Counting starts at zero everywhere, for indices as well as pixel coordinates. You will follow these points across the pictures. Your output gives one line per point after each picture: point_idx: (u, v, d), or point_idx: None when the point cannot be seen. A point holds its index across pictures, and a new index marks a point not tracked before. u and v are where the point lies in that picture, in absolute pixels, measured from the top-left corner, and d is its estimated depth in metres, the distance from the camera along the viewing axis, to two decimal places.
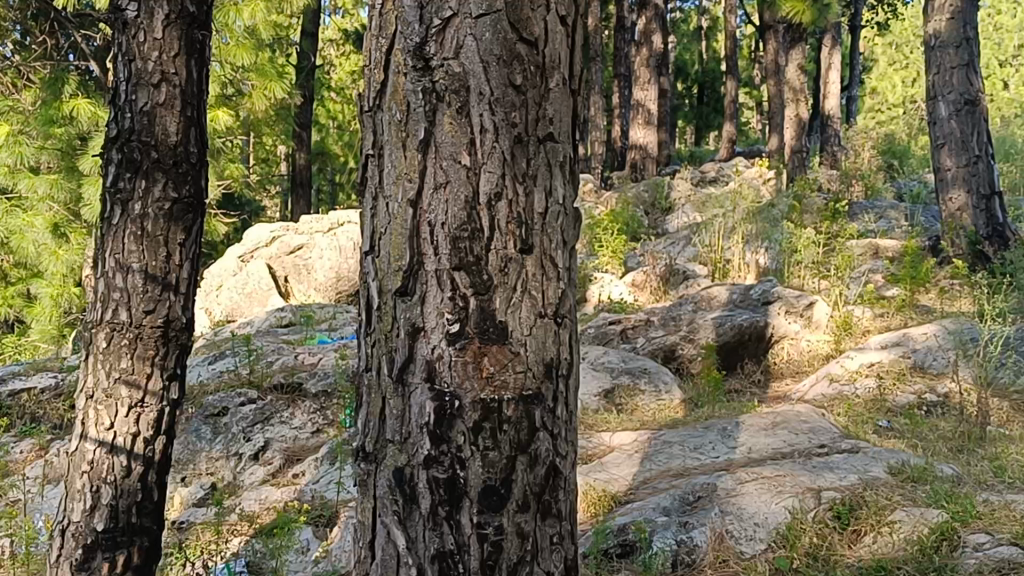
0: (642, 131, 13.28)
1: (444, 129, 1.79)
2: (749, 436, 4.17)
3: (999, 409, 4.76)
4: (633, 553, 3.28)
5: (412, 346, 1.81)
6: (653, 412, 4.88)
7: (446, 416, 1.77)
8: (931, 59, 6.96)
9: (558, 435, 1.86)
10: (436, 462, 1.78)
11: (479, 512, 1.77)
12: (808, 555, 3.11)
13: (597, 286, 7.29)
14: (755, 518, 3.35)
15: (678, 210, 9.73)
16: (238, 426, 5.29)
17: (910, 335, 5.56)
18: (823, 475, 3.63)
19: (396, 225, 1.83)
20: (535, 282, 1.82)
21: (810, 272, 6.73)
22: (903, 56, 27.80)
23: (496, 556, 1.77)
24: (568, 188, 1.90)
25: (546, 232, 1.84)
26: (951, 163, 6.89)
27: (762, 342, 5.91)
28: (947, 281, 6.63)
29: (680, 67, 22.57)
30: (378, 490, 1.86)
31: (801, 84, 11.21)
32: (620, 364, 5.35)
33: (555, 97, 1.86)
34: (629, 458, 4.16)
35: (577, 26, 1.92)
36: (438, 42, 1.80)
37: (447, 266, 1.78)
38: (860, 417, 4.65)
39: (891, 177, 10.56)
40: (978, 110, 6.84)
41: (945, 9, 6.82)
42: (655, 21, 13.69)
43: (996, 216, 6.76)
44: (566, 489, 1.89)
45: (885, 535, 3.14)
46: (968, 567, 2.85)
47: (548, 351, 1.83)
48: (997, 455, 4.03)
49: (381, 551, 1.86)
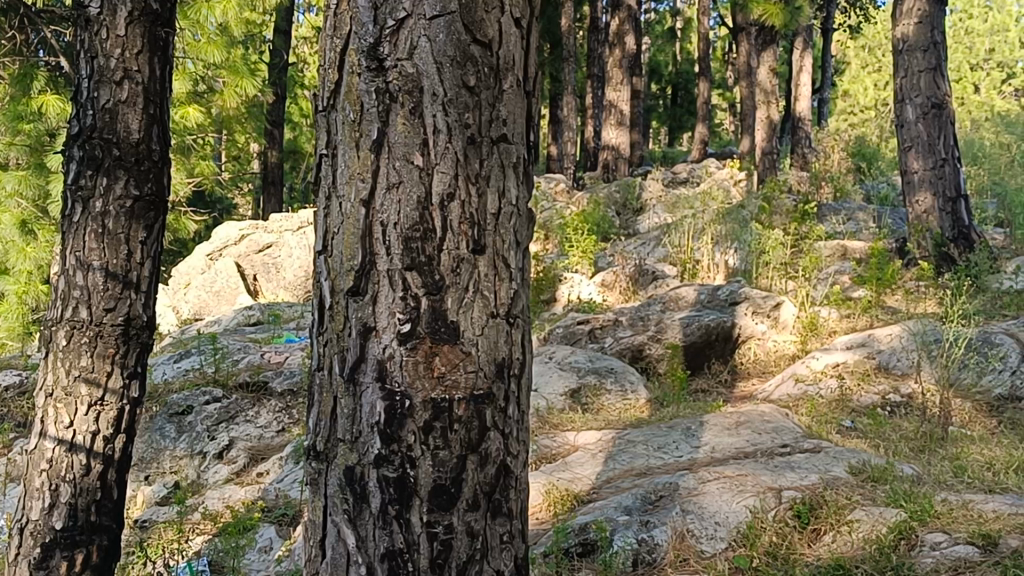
0: (615, 132, 13.31)
1: (397, 129, 1.80)
2: (712, 436, 4.19)
3: (962, 410, 4.81)
4: (594, 552, 3.28)
5: (363, 345, 1.82)
6: (618, 412, 4.90)
7: (396, 415, 1.78)
8: (898, 62, 7.02)
9: (509, 435, 1.87)
10: (387, 462, 1.79)
11: (428, 511, 1.78)
12: (768, 554, 3.13)
13: (566, 286, 7.28)
14: (715, 517, 3.36)
15: (650, 210, 9.76)
16: (203, 424, 5.27)
17: (875, 335, 5.60)
18: (784, 475, 3.66)
19: (349, 225, 1.84)
20: (487, 283, 1.83)
21: (778, 273, 6.76)
22: (875, 59, 28.02)
23: (445, 555, 1.79)
24: (522, 189, 1.91)
25: (498, 232, 1.84)
26: (918, 166, 6.95)
27: (728, 342, 5.97)
28: (912, 282, 6.69)
29: (655, 68, 22.63)
30: (328, 489, 1.87)
31: (772, 86, 11.28)
32: (586, 364, 5.36)
33: (509, 97, 1.87)
34: (592, 458, 4.18)
35: (532, 28, 1.93)
36: (392, 43, 1.80)
37: (399, 266, 1.79)
38: (825, 418, 4.69)
39: (860, 178, 10.64)
40: (945, 113, 6.89)
41: (914, 14, 6.90)
42: (627, 22, 13.72)
43: (962, 219, 6.81)
44: (517, 488, 1.90)
45: (844, 534, 3.17)
46: (925, 566, 2.88)
47: (500, 351, 1.84)
48: (958, 455, 4.07)
49: (331, 550, 1.87)
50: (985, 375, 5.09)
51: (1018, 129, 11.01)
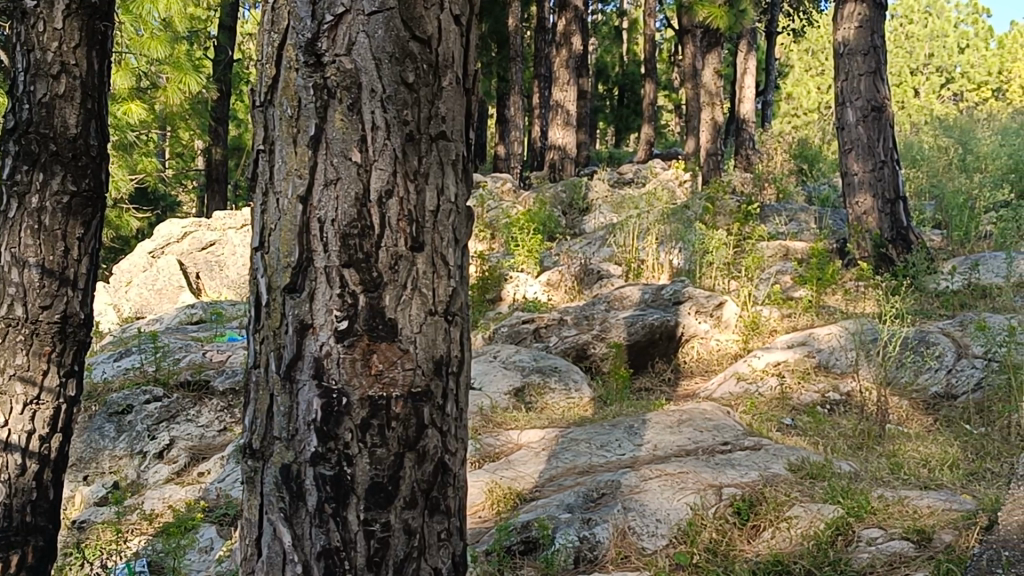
0: (561, 132, 13.32)
1: (335, 125, 1.79)
2: (654, 434, 4.22)
3: (899, 408, 4.89)
4: (536, 550, 3.29)
5: (300, 342, 1.81)
6: (561, 411, 4.91)
7: (333, 412, 1.78)
8: (840, 66, 7.13)
9: (447, 432, 1.88)
10: (324, 460, 1.79)
11: (366, 509, 1.79)
12: (708, 550, 3.16)
13: (512, 285, 7.30)
14: (657, 514, 3.39)
15: (595, 210, 9.80)
16: (144, 423, 5.21)
17: (815, 335, 5.66)
18: (724, 472, 3.70)
19: (285, 221, 1.83)
20: (425, 280, 1.83)
21: (721, 273, 6.83)
22: (819, 63, 28.37)
23: (382, 553, 1.80)
24: (461, 186, 1.92)
25: (437, 230, 1.85)
26: (858, 168, 7.04)
27: (672, 341, 6.02)
28: (852, 282, 6.78)
29: (602, 69, 22.71)
30: (264, 487, 1.86)
31: (716, 88, 11.38)
32: (531, 363, 5.37)
33: (448, 95, 1.88)
34: (536, 456, 4.19)
35: (471, 26, 1.94)
36: (330, 38, 1.80)
37: (336, 263, 1.79)
38: (765, 416, 4.74)
39: (802, 180, 10.76)
40: (884, 116, 7.01)
41: (855, 18, 7.02)
42: (574, 22, 13.78)
43: (900, 220, 6.92)
44: (455, 485, 1.92)
45: (782, 530, 3.20)
46: (861, 561, 2.94)
47: (438, 349, 1.85)
48: (894, 452, 4.13)
49: (267, 549, 1.86)
50: (922, 374, 5.18)
51: (955, 133, 11.22)
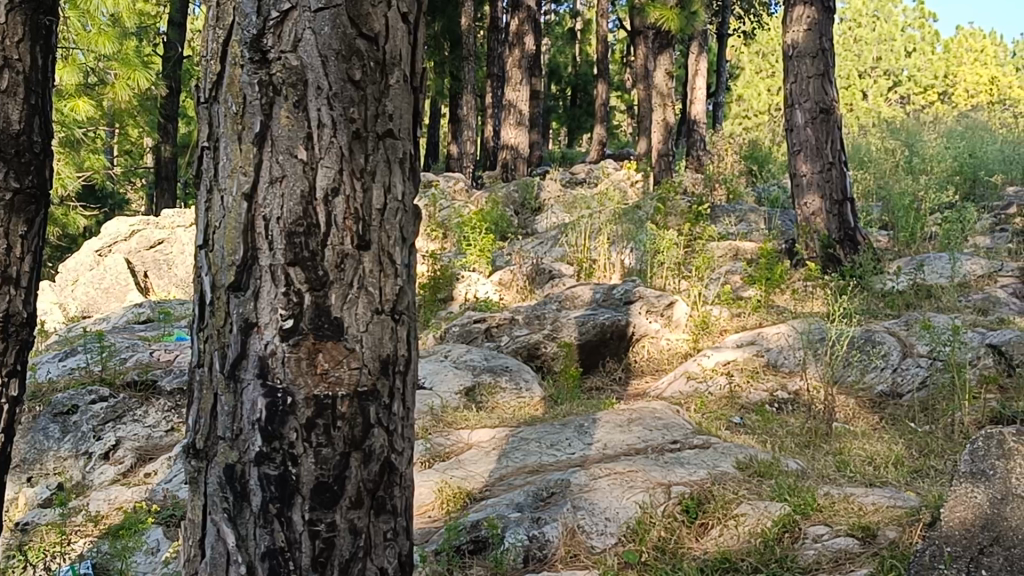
0: (514, 131, 13.31)
1: (281, 122, 1.79)
2: (604, 433, 4.24)
3: (846, 406, 4.95)
4: (485, 549, 3.29)
5: (245, 341, 1.80)
6: (512, 409, 4.91)
7: (277, 412, 1.78)
8: (789, 68, 7.20)
9: (393, 432, 1.89)
10: (268, 460, 1.79)
11: (311, 509, 1.80)
12: (656, 548, 3.18)
13: (464, 284, 7.29)
14: (606, 513, 3.39)
15: (547, 210, 9.82)
16: (89, 424, 5.14)
17: (763, 334, 5.71)
18: (673, 471, 3.72)
19: (230, 219, 1.81)
20: (372, 279, 1.83)
21: (671, 273, 6.87)
22: (768, 65, 28.64)
23: (327, 553, 1.81)
24: (408, 184, 1.92)
25: (384, 228, 1.85)
26: (807, 169, 7.12)
27: (623, 340, 6.05)
28: (800, 282, 6.85)
29: (554, 69, 22.76)
30: (208, 488, 1.85)
31: (667, 89, 11.45)
32: (482, 362, 5.37)
33: (395, 92, 1.87)
34: (486, 455, 4.18)
35: (419, 23, 1.94)
36: (275, 35, 1.79)
37: (281, 261, 1.78)
38: (714, 414, 4.78)
39: (752, 180, 10.85)
40: (832, 118, 7.09)
41: (803, 21, 7.10)
42: (526, 23, 13.80)
43: (848, 221, 7.01)
44: (402, 485, 1.93)
45: (730, 528, 3.23)
46: (807, 558, 2.97)
47: (385, 348, 1.85)
48: (840, 450, 4.18)
49: (211, 550, 1.86)
50: (868, 373, 5.25)
51: (901, 136, 11.39)
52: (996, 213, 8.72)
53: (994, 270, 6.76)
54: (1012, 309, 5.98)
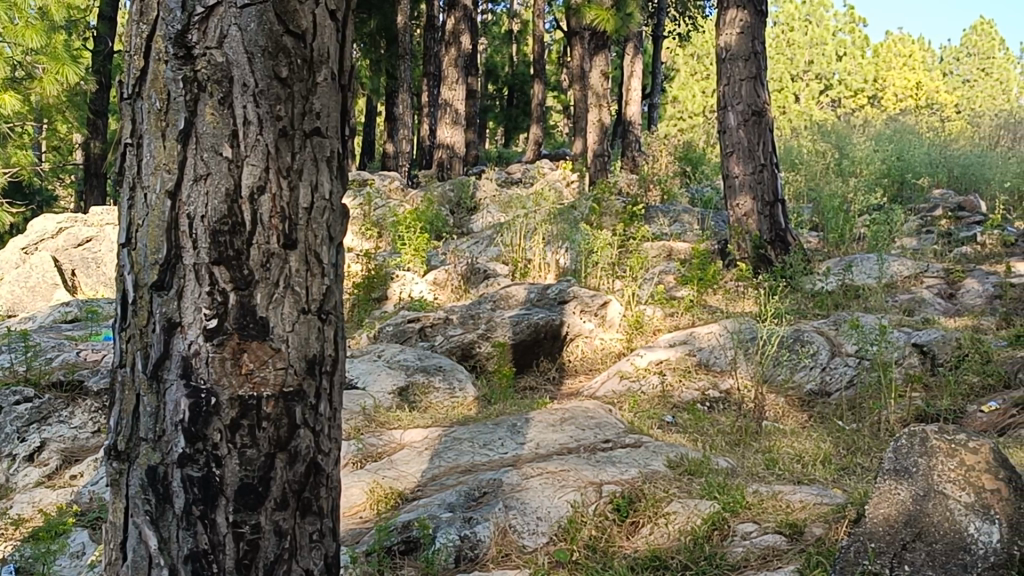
0: (449, 130, 13.29)
1: (205, 119, 1.77)
2: (537, 432, 4.24)
3: (776, 405, 5.02)
4: (416, 550, 3.27)
5: (168, 341, 1.79)
6: (446, 409, 4.90)
7: (201, 413, 1.77)
8: (722, 70, 7.28)
9: (320, 433, 1.88)
10: (191, 461, 1.78)
11: (235, 511, 1.79)
12: (587, 547, 3.19)
13: (398, 284, 7.27)
14: (538, 512, 3.40)
15: (483, 210, 9.81)
16: (12, 425, 5.03)
17: (695, 334, 5.77)
18: (605, 469, 3.74)
19: (153, 217, 1.79)
20: (298, 278, 1.83)
21: (606, 273, 6.92)
22: (703, 66, 28.92)
23: (252, 555, 1.81)
24: (336, 183, 1.92)
25: (311, 227, 1.85)
26: (739, 171, 7.20)
27: (556, 340, 6.06)
28: (732, 282, 6.93)
29: (491, 69, 22.77)
30: (129, 490, 1.83)
31: (603, 90, 11.50)
32: (415, 362, 5.35)
33: (323, 91, 1.87)
34: (418, 455, 4.17)
35: (347, 20, 1.93)
36: (200, 31, 1.77)
37: (206, 260, 1.78)
38: (647, 413, 4.82)
39: (686, 181, 10.95)
40: (764, 120, 7.18)
41: (736, 24, 7.19)
42: (462, 21, 13.76)
43: (779, 222, 7.11)
44: (328, 485, 1.93)
45: (660, 526, 3.26)
46: (736, 555, 3.01)
47: (311, 348, 1.85)
48: (770, 448, 4.23)
49: (132, 553, 1.84)
50: (797, 372, 5.32)
51: (832, 138, 11.58)
52: (922, 215, 8.91)
53: (920, 271, 6.95)
54: (937, 309, 6.18)
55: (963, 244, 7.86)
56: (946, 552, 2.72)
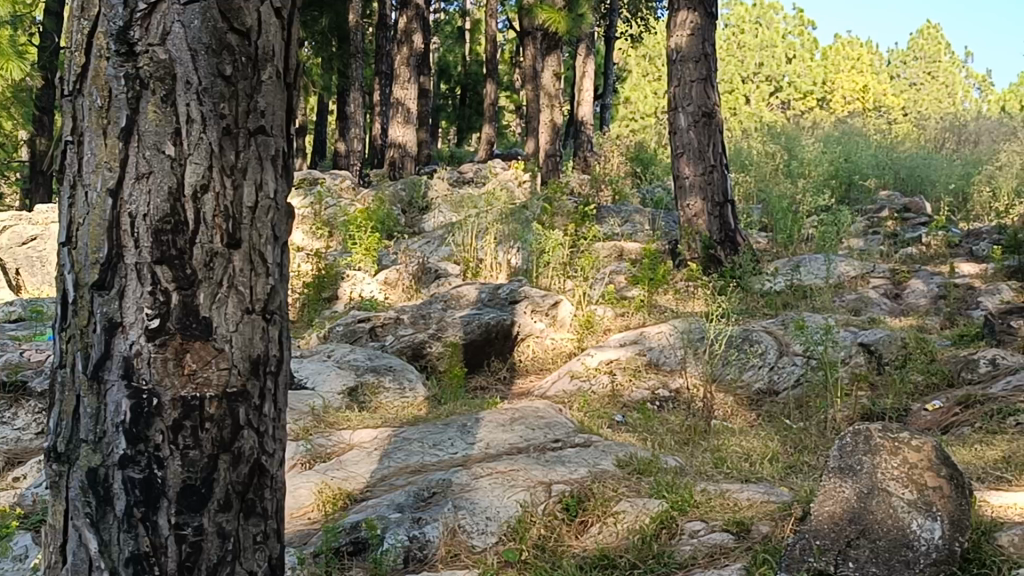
0: (401, 130, 13.26)
1: (147, 117, 1.75)
2: (487, 432, 4.24)
3: (725, 404, 5.07)
4: (364, 551, 3.25)
5: (109, 342, 1.76)
6: (396, 410, 4.89)
7: (143, 414, 1.75)
8: (672, 72, 7.32)
9: (264, 433, 1.87)
10: (132, 462, 1.76)
11: (177, 513, 1.77)
12: (536, 546, 3.19)
13: (349, 284, 7.26)
14: (487, 512, 3.40)
15: (434, 210, 9.79)
16: None
17: (645, 334, 5.80)
18: (555, 469, 3.75)
19: (94, 216, 1.77)
20: (242, 278, 1.82)
21: (557, 273, 6.93)
22: (655, 68, 29.10)
23: (194, 557, 1.79)
24: (280, 182, 1.90)
25: (255, 227, 1.84)
26: (689, 172, 7.24)
27: (507, 340, 6.06)
28: (682, 283, 6.97)
29: (444, 68, 22.76)
30: (69, 492, 1.80)
31: (555, 90, 11.54)
32: (365, 362, 5.33)
33: (267, 89, 1.86)
34: (367, 455, 4.15)
35: (292, 18, 1.92)
36: (143, 27, 1.75)
37: (148, 260, 1.76)
38: (597, 412, 4.84)
39: (638, 181, 11.01)
40: (714, 122, 7.24)
41: (686, 26, 7.24)
42: (415, 19, 13.73)
43: (728, 223, 7.17)
44: (272, 486, 1.92)
45: (609, 525, 3.27)
46: (683, 554, 3.03)
47: (255, 348, 1.84)
48: (719, 447, 4.26)
49: (72, 556, 1.81)
50: (746, 371, 5.37)
51: (781, 140, 11.70)
52: (869, 216, 9.02)
53: (867, 271, 7.04)
54: (883, 309, 6.27)
55: (908, 245, 7.97)
56: (890, 549, 2.76)
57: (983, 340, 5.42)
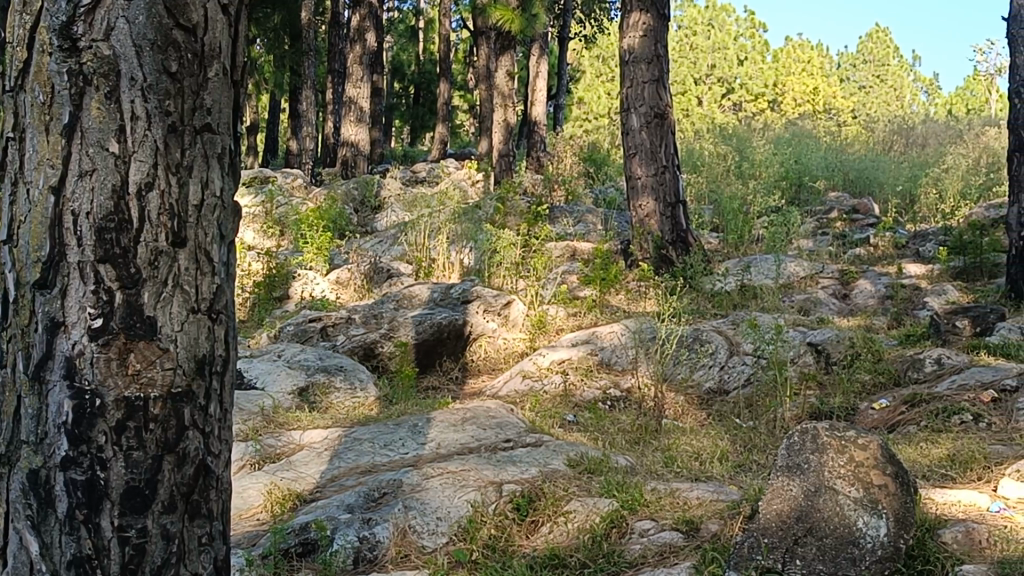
0: (354, 128, 13.19)
1: (91, 114, 1.73)
2: (438, 432, 4.23)
3: (675, 403, 5.10)
4: (314, 551, 3.23)
5: (51, 341, 1.74)
6: (346, 410, 4.86)
7: (85, 415, 1.73)
8: (625, 73, 7.36)
9: (210, 434, 1.86)
10: (74, 464, 1.74)
11: (120, 515, 1.76)
12: (487, 546, 3.19)
13: (300, 283, 7.25)
14: (437, 512, 3.39)
15: (387, 209, 9.76)
16: None
17: (597, 334, 5.83)
18: (506, 468, 3.75)
19: (35, 213, 1.74)
20: (187, 277, 1.80)
21: (509, 273, 6.94)
22: (608, 69, 29.23)
23: (138, 560, 1.77)
24: (227, 180, 1.89)
25: (201, 225, 1.82)
26: (641, 172, 7.28)
27: (460, 339, 6.06)
28: (634, 283, 7.00)
29: (398, 67, 22.69)
30: (9, 494, 1.78)
31: (508, 90, 11.54)
32: (316, 362, 5.29)
33: (214, 86, 1.84)
34: (317, 456, 4.13)
35: (239, 15, 1.90)
36: (87, 23, 1.73)
37: (91, 258, 1.73)
38: (548, 412, 4.85)
39: (590, 182, 11.05)
40: (666, 123, 7.29)
41: (639, 27, 7.28)
42: (368, 18, 13.67)
43: (680, 224, 7.22)
44: (218, 487, 1.90)
45: (560, 525, 3.28)
46: (633, 552, 3.06)
47: (200, 348, 1.82)
48: (669, 446, 4.28)
49: (12, 559, 1.78)
50: (696, 370, 5.41)
51: (732, 142, 11.80)
52: (818, 217, 9.13)
53: (816, 271, 7.12)
54: (831, 309, 6.35)
55: (856, 246, 8.07)
56: (836, 546, 2.80)
57: (929, 340, 5.51)
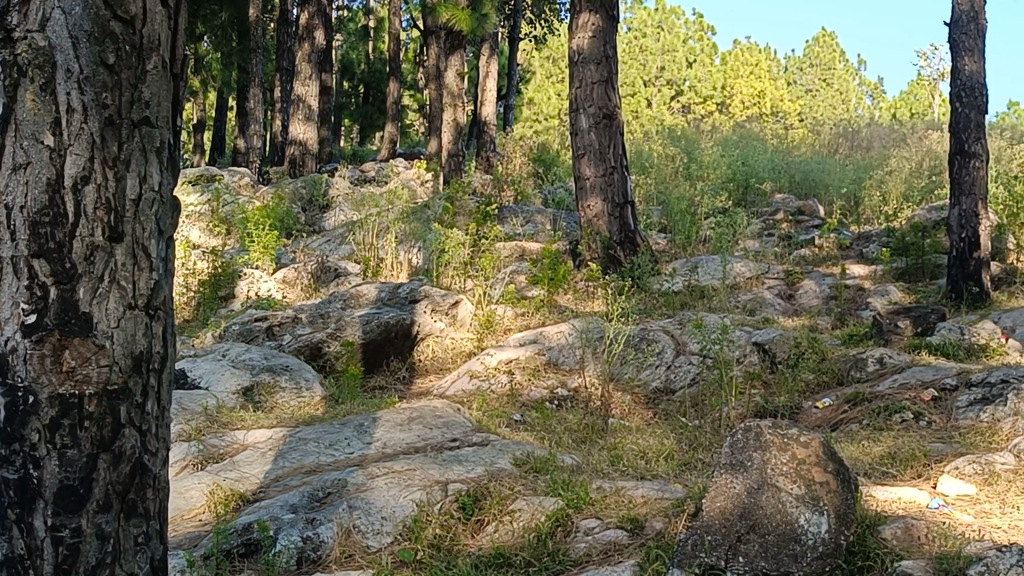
0: (302, 127, 13.08)
1: (25, 106, 1.71)
2: (383, 432, 4.21)
3: (622, 402, 5.12)
4: (257, 552, 3.20)
5: None
6: (292, 410, 4.83)
7: (17, 412, 1.71)
8: (574, 73, 7.38)
9: (146, 432, 1.85)
10: (7, 462, 1.73)
11: (55, 514, 1.75)
12: (432, 546, 3.19)
13: (246, 282, 7.16)
14: (382, 512, 3.37)
15: (335, 209, 9.69)
16: None
17: (544, 334, 5.84)
18: (451, 467, 3.74)
19: None
20: (124, 272, 1.79)
21: (457, 273, 6.93)
22: (558, 69, 29.30)
23: (71, 560, 1.76)
24: (165, 175, 1.88)
25: (139, 220, 1.81)
26: (590, 172, 7.30)
27: (407, 339, 6.04)
28: (581, 282, 7.02)
29: (347, 66, 22.56)
30: None
31: (458, 90, 11.51)
32: (260, 362, 5.24)
33: (152, 79, 1.83)
34: (261, 455, 4.09)
35: (178, 8, 1.89)
36: (22, 13, 1.71)
37: (25, 253, 1.72)
38: (495, 412, 4.84)
39: (540, 182, 11.06)
40: (614, 123, 7.32)
41: (588, 28, 7.30)
42: (317, 16, 13.57)
43: (627, 224, 7.26)
44: (155, 486, 1.89)
45: (505, 523, 3.28)
46: (578, 550, 3.06)
47: (137, 344, 1.81)
48: (615, 445, 4.30)
49: None
50: (643, 370, 5.43)
51: (680, 144, 11.87)
52: (765, 218, 9.21)
53: (761, 271, 7.19)
54: (776, 309, 6.42)
55: (802, 247, 8.16)
56: (778, 543, 2.82)
57: (871, 339, 5.58)
